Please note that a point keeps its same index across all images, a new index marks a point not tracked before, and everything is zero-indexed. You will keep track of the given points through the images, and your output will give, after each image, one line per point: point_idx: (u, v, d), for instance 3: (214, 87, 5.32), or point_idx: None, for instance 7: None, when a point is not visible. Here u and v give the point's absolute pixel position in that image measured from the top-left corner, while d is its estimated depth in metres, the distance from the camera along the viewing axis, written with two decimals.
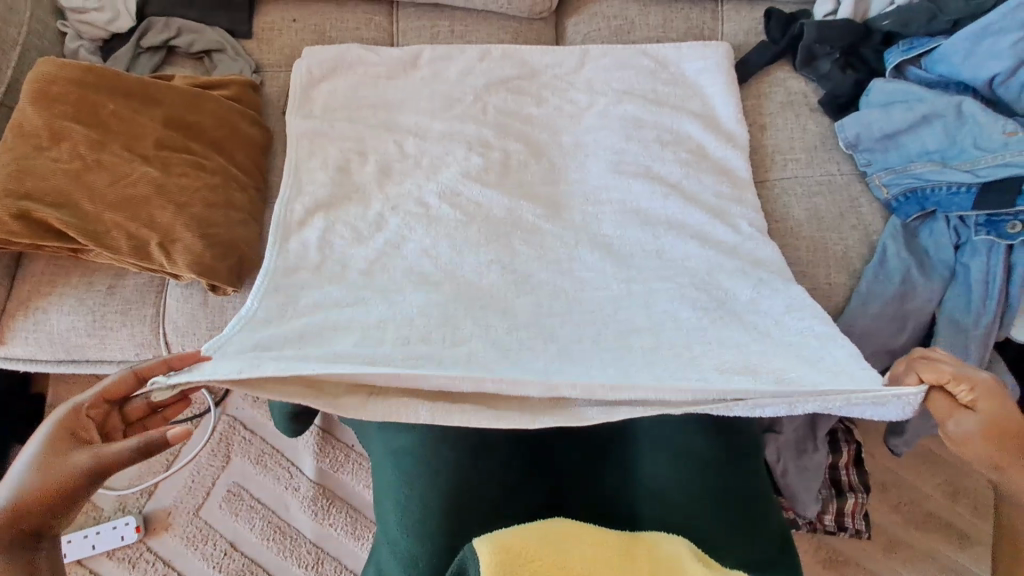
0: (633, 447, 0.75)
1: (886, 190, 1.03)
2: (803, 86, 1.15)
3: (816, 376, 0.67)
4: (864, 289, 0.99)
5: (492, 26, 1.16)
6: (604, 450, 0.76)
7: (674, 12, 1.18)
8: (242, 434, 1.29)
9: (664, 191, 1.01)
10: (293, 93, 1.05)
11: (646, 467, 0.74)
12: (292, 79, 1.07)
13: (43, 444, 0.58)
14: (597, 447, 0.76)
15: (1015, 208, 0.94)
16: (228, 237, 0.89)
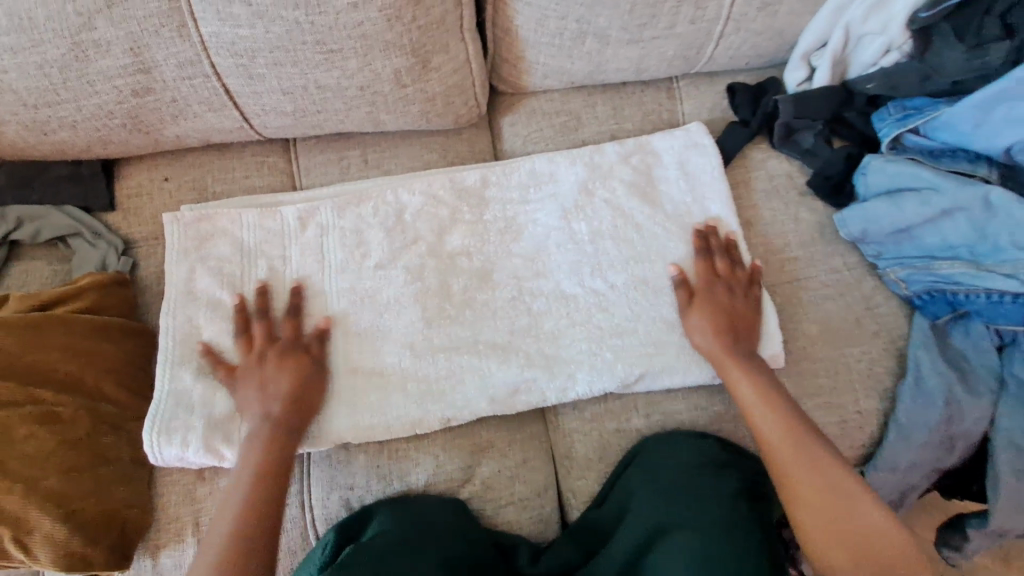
0: None
1: (906, 287, 0.87)
2: (787, 167, 0.97)
3: (672, 263, 0.88)
4: (903, 420, 0.83)
5: (413, 146, 0.96)
6: None
7: (625, 98, 1.01)
8: None
9: (654, 324, 0.84)
10: (172, 245, 0.83)
11: None
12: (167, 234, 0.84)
13: (237, 502, 0.69)
14: None
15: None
16: (88, 512, 0.70)
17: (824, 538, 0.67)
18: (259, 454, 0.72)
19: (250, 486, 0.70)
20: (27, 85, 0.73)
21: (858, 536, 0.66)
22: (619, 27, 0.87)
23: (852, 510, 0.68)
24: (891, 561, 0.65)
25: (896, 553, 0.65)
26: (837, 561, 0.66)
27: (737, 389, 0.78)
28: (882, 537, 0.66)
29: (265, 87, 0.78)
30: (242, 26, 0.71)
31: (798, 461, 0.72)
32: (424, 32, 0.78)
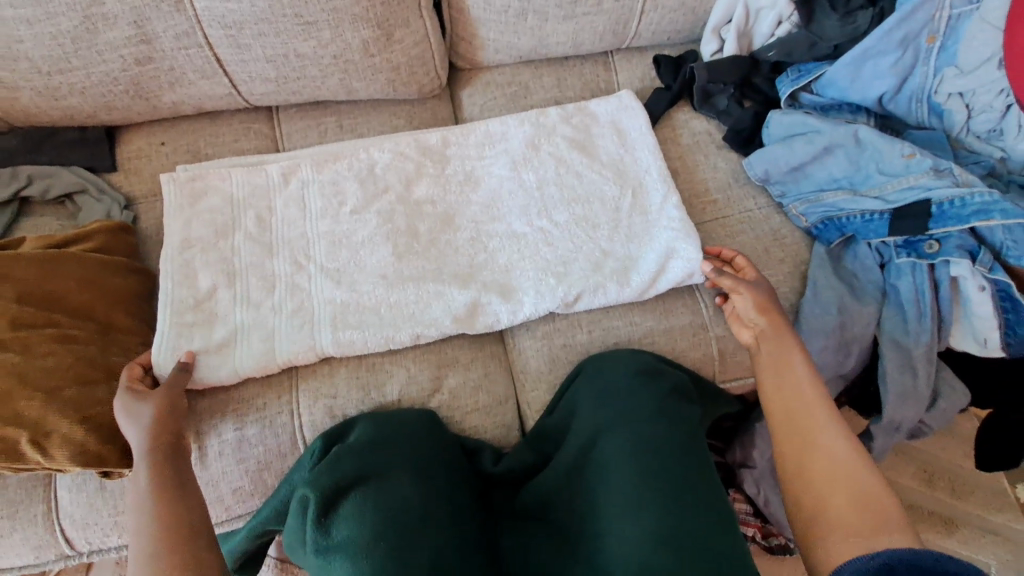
0: (595, 546, 0.75)
1: (805, 219, 1.03)
2: (707, 125, 1.13)
3: (609, 203, 1.01)
4: (806, 327, 0.97)
5: (383, 115, 1.10)
6: (568, 556, 0.78)
7: (567, 71, 1.16)
8: None
9: (594, 252, 0.97)
10: (168, 198, 0.93)
11: (606, 569, 0.72)
12: (164, 189, 0.94)
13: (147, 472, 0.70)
14: (558, 553, 0.79)
15: (929, 232, 0.94)
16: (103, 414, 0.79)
17: (815, 457, 0.73)
18: (153, 471, 0.71)
19: (155, 461, 0.72)
20: (44, 53, 0.85)
21: (842, 473, 0.70)
22: (555, 5, 1.02)
23: (832, 447, 0.73)
24: (837, 462, 0.72)
25: (854, 461, 0.71)
26: (809, 469, 0.72)
27: (781, 360, 0.84)
28: (847, 453, 0.72)
29: (251, 56, 0.91)
30: (230, 0, 0.85)
31: (802, 406, 0.78)
32: (386, 8, 0.93)
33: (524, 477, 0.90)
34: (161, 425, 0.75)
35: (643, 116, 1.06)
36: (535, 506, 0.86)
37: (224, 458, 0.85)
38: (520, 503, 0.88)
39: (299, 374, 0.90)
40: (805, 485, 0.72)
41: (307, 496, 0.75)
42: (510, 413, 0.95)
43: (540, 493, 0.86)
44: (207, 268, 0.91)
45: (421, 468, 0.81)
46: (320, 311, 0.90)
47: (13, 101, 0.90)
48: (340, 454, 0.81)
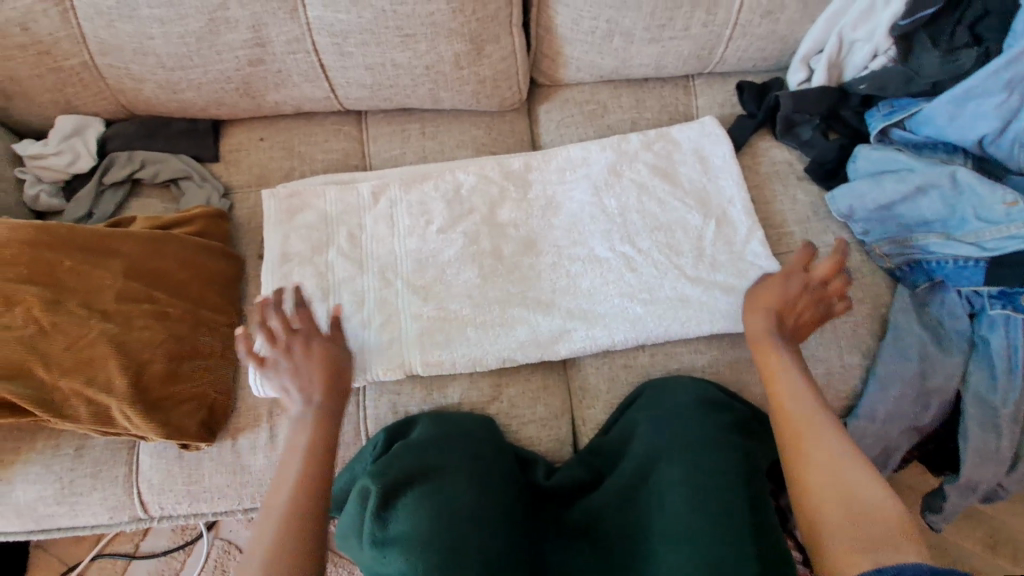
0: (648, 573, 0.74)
1: (889, 260, 0.99)
2: (787, 155, 1.11)
3: (690, 232, 1.02)
4: (882, 372, 0.94)
5: (464, 124, 1.13)
6: None
7: (647, 92, 1.16)
8: (221, 547, 1.21)
9: (672, 281, 0.98)
10: (269, 212, 1.00)
11: None
12: (266, 202, 1.01)
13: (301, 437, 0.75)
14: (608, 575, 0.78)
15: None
16: (185, 392, 0.86)
17: (800, 465, 0.70)
18: (304, 441, 0.75)
19: (313, 433, 0.76)
20: (170, 51, 0.93)
21: (839, 482, 0.66)
22: (643, 27, 1.03)
23: (823, 451, 0.69)
24: (825, 465, 0.68)
25: (844, 464, 0.67)
26: (802, 469, 0.69)
27: (769, 365, 0.82)
28: (839, 458, 0.68)
29: (352, 63, 0.97)
30: (340, 11, 0.90)
31: (786, 415, 0.75)
32: (481, 24, 0.96)
33: (575, 490, 0.89)
34: (315, 386, 0.79)
35: (730, 151, 1.07)
36: (584, 521, 0.85)
37: None
38: (569, 517, 0.86)
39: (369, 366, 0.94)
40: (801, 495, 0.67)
41: (368, 487, 0.77)
42: (568, 425, 0.96)
43: (591, 508, 0.86)
44: (306, 270, 0.97)
45: (478, 469, 0.83)
46: (410, 329, 0.93)
47: (138, 92, 0.99)
48: (402, 452, 0.84)
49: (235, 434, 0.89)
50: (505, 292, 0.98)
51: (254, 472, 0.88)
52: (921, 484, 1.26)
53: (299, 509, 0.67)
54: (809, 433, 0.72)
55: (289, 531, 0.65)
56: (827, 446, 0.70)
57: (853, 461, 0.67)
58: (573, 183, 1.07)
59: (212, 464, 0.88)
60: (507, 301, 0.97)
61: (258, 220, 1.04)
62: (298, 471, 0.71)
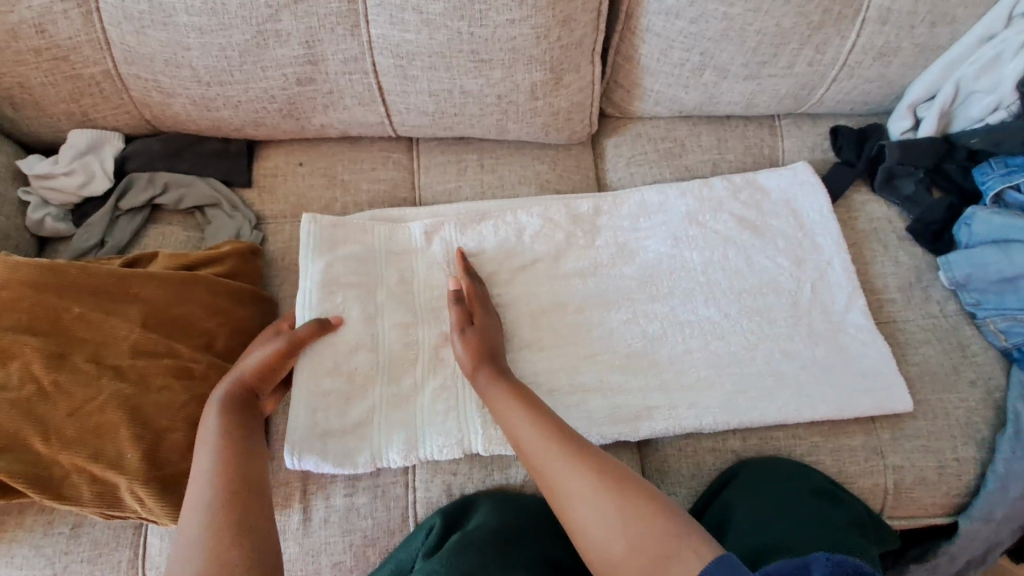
0: None
1: (1004, 337, 0.88)
2: (886, 211, 0.99)
3: (781, 296, 0.90)
4: (1003, 470, 0.82)
5: (526, 157, 1.02)
6: None
7: (729, 131, 1.05)
8: None
9: (762, 352, 0.87)
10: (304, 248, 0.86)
11: None
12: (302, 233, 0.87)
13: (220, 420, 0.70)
14: None
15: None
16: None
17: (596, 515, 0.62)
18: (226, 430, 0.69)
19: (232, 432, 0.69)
20: (207, 64, 0.81)
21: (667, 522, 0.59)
22: (740, 62, 0.92)
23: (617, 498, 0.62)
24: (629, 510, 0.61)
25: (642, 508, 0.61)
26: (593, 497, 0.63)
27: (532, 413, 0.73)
28: (607, 488, 0.63)
29: (415, 88, 0.84)
30: (410, 31, 0.78)
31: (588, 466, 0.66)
32: (564, 51, 0.85)
33: None
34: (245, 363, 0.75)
35: (826, 205, 0.96)
36: None
37: (328, 526, 0.76)
38: None
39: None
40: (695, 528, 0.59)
41: None
42: None
43: None
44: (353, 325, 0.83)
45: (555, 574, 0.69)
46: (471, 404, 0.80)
47: (165, 107, 0.87)
48: (462, 537, 0.70)
49: None
50: (575, 356, 0.86)
51: None
52: (999, 572, 1.15)
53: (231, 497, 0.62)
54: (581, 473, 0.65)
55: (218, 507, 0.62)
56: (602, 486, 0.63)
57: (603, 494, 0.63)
58: (650, 233, 0.95)
59: None
60: (577, 367, 0.85)
61: (293, 256, 0.91)
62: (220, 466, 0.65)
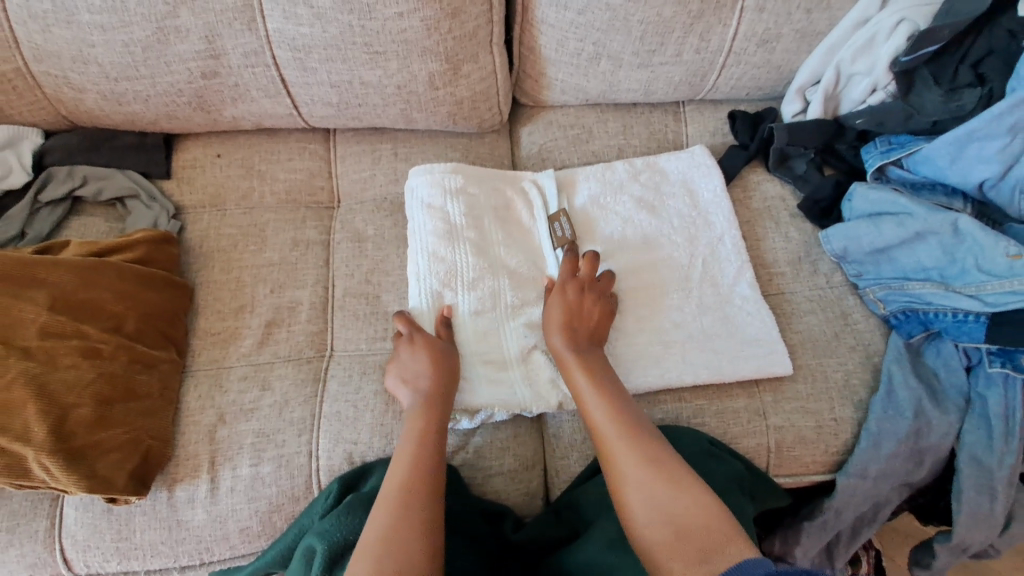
0: None
1: (883, 306, 0.93)
2: (780, 190, 1.05)
3: (674, 273, 0.96)
4: (874, 428, 0.87)
5: (439, 145, 1.06)
6: None
7: (635, 117, 1.10)
8: None
9: (654, 326, 0.92)
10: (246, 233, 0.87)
11: None
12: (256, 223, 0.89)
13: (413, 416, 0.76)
14: None
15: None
16: (115, 440, 0.76)
17: (625, 482, 0.69)
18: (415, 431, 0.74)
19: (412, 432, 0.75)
20: (113, 60, 0.85)
21: (681, 490, 0.66)
22: (631, 51, 0.97)
23: (642, 462, 0.69)
24: (649, 476, 0.68)
25: (668, 474, 0.68)
26: (615, 469, 0.71)
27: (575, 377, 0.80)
28: (668, 475, 0.67)
29: (316, 79, 0.89)
30: (303, 24, 0.83)
31: (614, 424, 0.74)
32: (458, 42, 0.89)
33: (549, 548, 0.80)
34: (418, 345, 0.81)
35: (719, 184, 1.02)
36: None
37: (235, 494, 0.79)
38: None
39: (325, 399, 0.84)
40: (685, 496, 0.65)
41: (314, 543, 0.69)
42: (536, 475, 0.88)
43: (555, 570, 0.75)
44: (269, 311, 0.90)
45: None
46: (507, 348, 0.85)
47: (79, 102, 0.91)
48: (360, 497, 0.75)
49: (170, 486, 0.79)
50: None
51: (192, 527, 0.79)
52: (908, 531, 1.22)
53: (412, 502, 0.66)
54: (638, 463, 0.69)
55: (398, 525, 0.64)
56: (652, 463, 0.69)
57: (641, 457, 0.70)
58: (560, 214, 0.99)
59: (144, 519, 0.79)
60: None
61: (210, 242, 0.95)
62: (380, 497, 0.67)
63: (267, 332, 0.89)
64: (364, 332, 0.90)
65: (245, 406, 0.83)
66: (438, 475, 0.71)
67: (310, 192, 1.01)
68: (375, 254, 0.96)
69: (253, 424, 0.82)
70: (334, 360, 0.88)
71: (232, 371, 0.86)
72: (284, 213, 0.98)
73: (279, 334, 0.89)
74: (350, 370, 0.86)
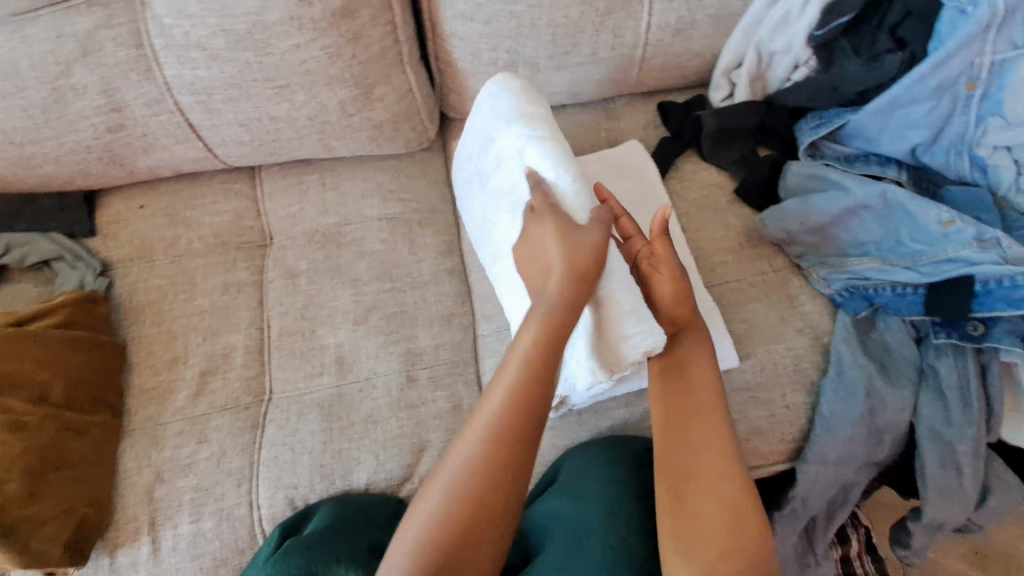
0: None
1: (827, 285, 0.90)
2: (718, 177, 1.02)
3: None
4: (827, 412, 0.85)
5: (367, 170, 1.04)
6: None
7: (565, 119, 1.08)
8: None
9: None
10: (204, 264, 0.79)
11: None
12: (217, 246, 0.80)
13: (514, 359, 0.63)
14: None
15: (969, 315, 0.81)
16: (48, 511, 0.74)
17: (700, 492, 0.64)
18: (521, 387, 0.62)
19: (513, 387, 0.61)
20: (14, 125, 0.83)
21: (734, 520, 0.62)
22: (546, 55, 0.95)
23: (714, 476, 0.64)
24: (726, 492, 0.63)
25: (737, 499, 0.63)
26: (688, 477, 0.65)
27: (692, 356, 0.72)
28: (732, 500, 0.63)
29: (223, 121, 0.87)
30: (199, 67, 0.81)
31: (701, 425, 0.67)
32: (365, 67, 0.87)
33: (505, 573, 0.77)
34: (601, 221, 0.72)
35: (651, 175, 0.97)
36: None
37: (177, 553, 0.77)
38: None
39: (264, 445, 0.83)
40: (745, 523, 0.62)
41: None
42: None
43: None
44: (203, 360, 0.89)
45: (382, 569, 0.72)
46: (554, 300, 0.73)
47: None
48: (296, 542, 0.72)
49: (112, 551, 0.78)
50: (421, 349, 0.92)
51: None
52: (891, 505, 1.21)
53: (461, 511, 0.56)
54: (732, 472, 0.65)
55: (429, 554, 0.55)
56: (719, 492, 0.63)
57: (715, 471, 0.65)
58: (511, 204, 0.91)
59: None
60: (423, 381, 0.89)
61: (140, 296, 0.94)
62: (487, 494, 0.57)
63: (203, 382, 0.87)
64: (303, 372, 0.88)
65: (184, 460, 0.82)
66: (518, 453, 0.59)
67: (240, 232, 0.99)
68: (309, 289, 0.95)
69: (192, 478, 0.81)
70: (273, 404, 0.86)
71: (168, 426, 0.84)
72: (213, 258, 0.96)
73: (215, 382, 0.88)
74: (288, 412, 0.85)
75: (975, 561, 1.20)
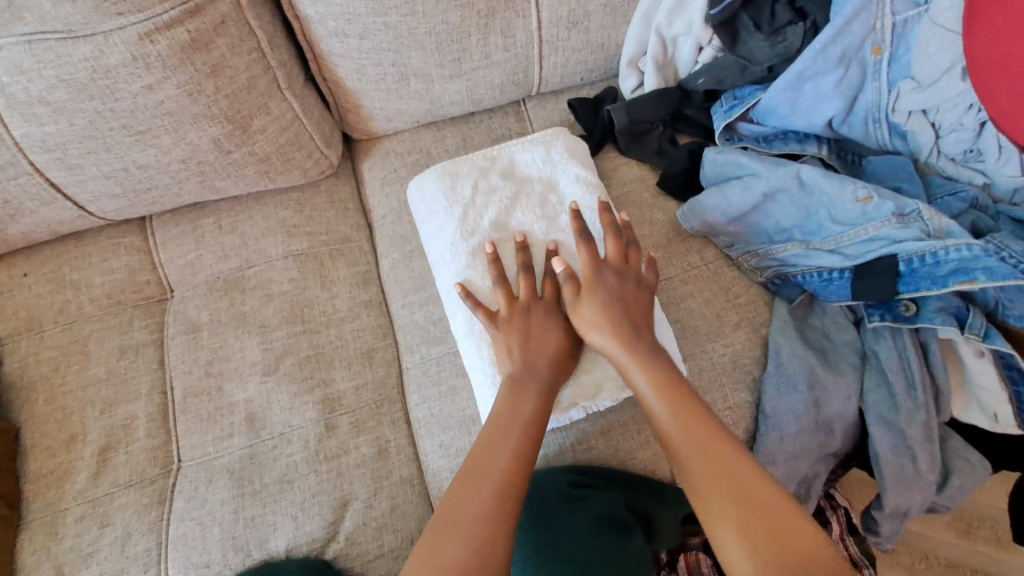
0: None
1: (758, 274, 0.87)
2: (640, 170, 0.96)
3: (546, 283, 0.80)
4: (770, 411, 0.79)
5: (268, 207, 0.97)
6: None
7: (474, 127, 1.01)
8: None
9: None
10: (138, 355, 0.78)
11: None
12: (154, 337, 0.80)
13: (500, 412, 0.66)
14: None
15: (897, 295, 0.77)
16: None
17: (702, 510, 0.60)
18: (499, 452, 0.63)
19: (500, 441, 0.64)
20: None
21: (751, 513, 0.57)
22: (435, 65, 0.89)
23: (709, 477, 0.61)
24: (717, 500, 0.59)
25: (744, 491, 0.59)
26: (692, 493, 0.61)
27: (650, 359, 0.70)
28: (746, 491, 0.59)
29: (87, 175, 0.81)
30: (46, 123, 0.75)
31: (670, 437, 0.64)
32: (233, 100, 0.80)
33: None
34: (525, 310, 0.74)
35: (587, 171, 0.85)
36: None
37: None
38: None
39: (172, 521, 0.77)
40: (759, 516, 0.57)
41: None
42: None
43: None
44: (102, 435, 0.82)
45: None
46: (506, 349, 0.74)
47: None
48: None
49: None
50: (338, 394, 0.85)
51: None
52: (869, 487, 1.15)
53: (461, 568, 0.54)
54: (735, 461, 0.61)
55: None
56: (715, 497, 0.59)
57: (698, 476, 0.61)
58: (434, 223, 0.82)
59: None
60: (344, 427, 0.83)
61: (30, 372, 0.87)
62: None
63: (103, 459, 0.81)
64: (211, 435, 0.82)
65: (86, 548, 0.76)
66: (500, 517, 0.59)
67: (136, 290, 0.92)
68: (212, 343, 0.88)
69: (95, 567, 0.74)
70: (181, 473, 0.80)
71: (69, 512, 0.78)
72: (106, 321, 0.89)
73: (116, 457, 0.81)
74: (197, 481, 0.79)
75: (964, 535, 1.15)
